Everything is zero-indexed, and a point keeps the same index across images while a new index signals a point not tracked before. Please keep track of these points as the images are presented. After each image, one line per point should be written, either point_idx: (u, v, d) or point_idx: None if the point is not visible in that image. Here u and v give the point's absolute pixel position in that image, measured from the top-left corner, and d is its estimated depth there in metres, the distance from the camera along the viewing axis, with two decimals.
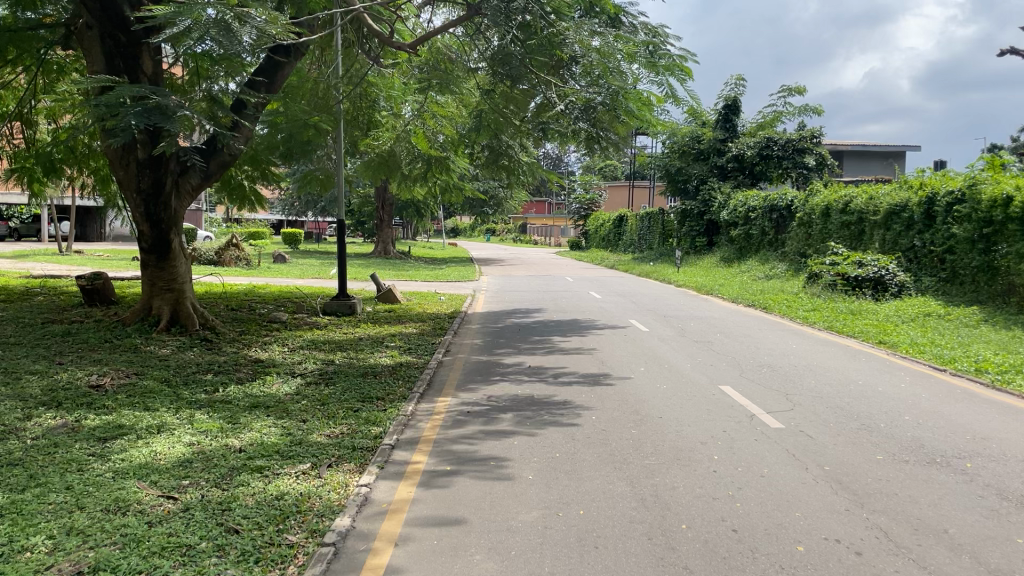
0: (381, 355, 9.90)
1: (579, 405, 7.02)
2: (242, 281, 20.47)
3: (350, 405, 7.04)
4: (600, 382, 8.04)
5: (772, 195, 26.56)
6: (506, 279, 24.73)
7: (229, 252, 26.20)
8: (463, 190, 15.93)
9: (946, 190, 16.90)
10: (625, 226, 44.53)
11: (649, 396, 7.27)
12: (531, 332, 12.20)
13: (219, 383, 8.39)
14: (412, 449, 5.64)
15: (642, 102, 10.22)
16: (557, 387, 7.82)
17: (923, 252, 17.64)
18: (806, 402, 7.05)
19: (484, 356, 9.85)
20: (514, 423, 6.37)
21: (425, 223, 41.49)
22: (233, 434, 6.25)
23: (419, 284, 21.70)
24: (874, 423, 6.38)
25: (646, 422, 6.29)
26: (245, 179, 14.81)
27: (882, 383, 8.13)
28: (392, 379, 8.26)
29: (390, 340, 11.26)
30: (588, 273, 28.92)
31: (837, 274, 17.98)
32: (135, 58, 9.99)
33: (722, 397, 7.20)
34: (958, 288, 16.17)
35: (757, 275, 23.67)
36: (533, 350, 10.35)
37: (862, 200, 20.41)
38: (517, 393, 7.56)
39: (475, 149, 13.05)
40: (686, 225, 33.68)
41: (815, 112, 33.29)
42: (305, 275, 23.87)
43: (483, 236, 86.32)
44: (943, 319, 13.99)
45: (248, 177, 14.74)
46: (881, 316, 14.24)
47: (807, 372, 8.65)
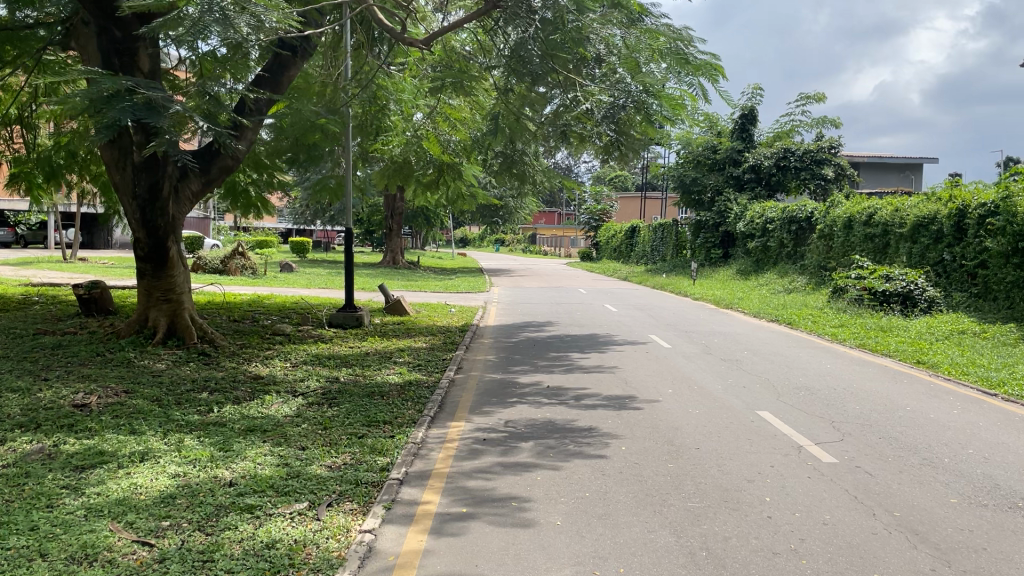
0: (389, 373, 9.29)
1: (606, 432, 6.39)
2: (247, 291, 19.93)
3: (355, 431, 6.43)
4: (626, 406, 7.39)
5: (790, 207, 25.91)
6: (517, 290, 24.15)
7: (235, 261, 25.68)
8: (476, 199, 15.32)
9: (979, 202, 16.22)
10: (637, 236, 43.96)
11: (683, 423, 6.65)
12: (548, 348, 11.56)
13: (215, 403, 7.79)
14: (422, 485, 5.02)
15: (677, 102, 9.44)
16: (580, 410, 7.20)
17: (953, 266, 16.96)
18: (856, 432, 6.40)
19: (499, 375, 9.23)
20: (536, 453, 5.74)
21: (434, 233, 41.02)
22: (224, 463, 5.63)
23: (429, 294, 21.14)
24: (937, 456, 5.72)
25: (683, 455, 5.67)
26: (250, 184, 14.24)
27: (932, 409, 7.45)
28: (401, 400, 7.65)
29: (398, 355, 10.65)
30: (601, 285, 28.34)
31: (864, 288, 17.36)
32: (131, 56, 9.43)
33: (762, 425, 6.57)
34: (991, 304, 15.46)
35: (776, 288, 23.03)
36: (551, 368, 9.72)
37: (887, 212, 19.76)
38: (536, 416, 6.93)
39: (488, 155, 12.47)
40: (701, 236, 33.06)
41: (834, 124, 32.65)
42: (313, 285, 23.39)
43: (493, 246, 85.91)
44: (979, 337, 13.26)
45: (253, 184, 14.19)
46: (913, 334, 13.53)
47: (849, 396, 7.98)
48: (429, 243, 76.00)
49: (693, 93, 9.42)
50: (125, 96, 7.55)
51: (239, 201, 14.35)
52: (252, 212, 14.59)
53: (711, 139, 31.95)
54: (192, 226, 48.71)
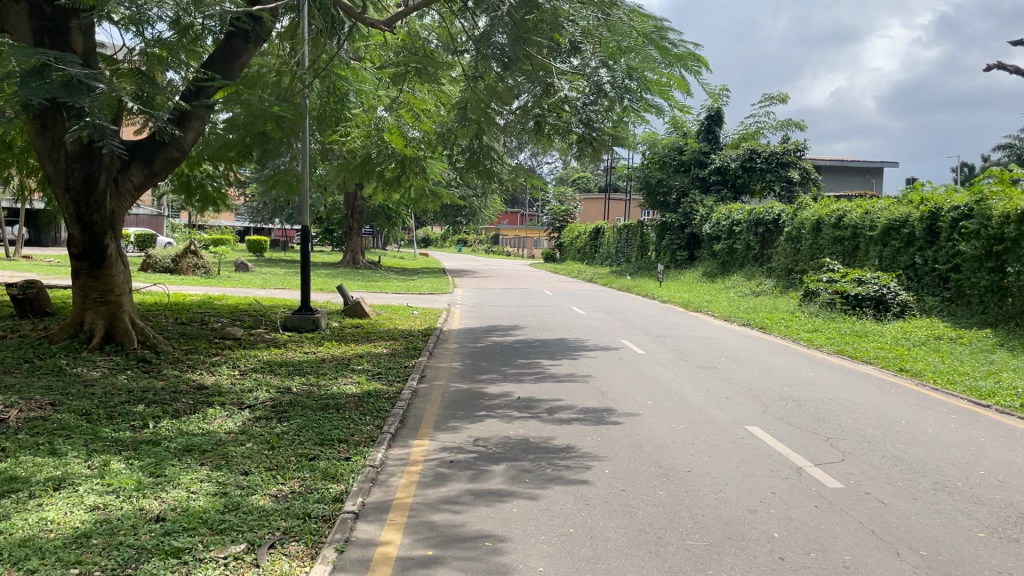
0: (346, 382, 8.59)
1: (585, 452, 5.79)
2: (198, 291, 18.96)
3: (305, 452, 5.74)
4: (605, 420, 6.80)
5: (757, 208, 25.65)
6: (482, 291, 23.46)
7: (187, 260, 24.62)
8: (440, 198, 14.69)
9: (952, 204, 15.98)
10: (601, 238, 43.62)
11: (668, 440, 6.07)
12: (517, 354, 10.92)
13: (151, 417, 7.03)
14: (381, 521, 4.36)
15: (663, 89, 9.04)
16: (555, 426, 6.59)
17: (926, 270, 16.73)
18: (856, 450, 5.88)
19: (466, 384, 8.57)
20: (509, 479, 5.12)
21: (396, 232, 40.12)
22: (153, 492, 4.91)
23: (390, 295, 20.37)
24: (949, 479, 5.21)
25: (674, 479, 5.09)
26: (206, 179, 13.37)
27: (929, 423, 6.98)
28: (358, 414, 6.96)
29: (356, 362, 9.93)
30: (567, 287, 27.79)
31: (835, 291, 17.05)
32: (63, 35, 8.58)
33: (754, 443, 6.02)
34: (965, 309, 15.23)
35: (743, 291, 22.75)
36: (521, 377, 9.10)
37: (857, 214, 19.50)
38: (507, 434, 6.30)
39: (454, 150, 11.80)
40: (666, 239, 32.75)
41: (799, 126, 32.60)
42: (268, 285, 22.46)
43: (455, 246, 85.14)
44: (957, 343, 12.99)
45: (209, 177, 13.33)
46: (890, 339, 13.20)
47: (839, 409, 7.49)
48: (390, 243, 74.87)
49: (677, 80, 8.88)
50: (40, 74, 6.81)
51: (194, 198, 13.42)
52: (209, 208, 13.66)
53: (677, 139, 31.63)
54: (145, 223, 47.17)
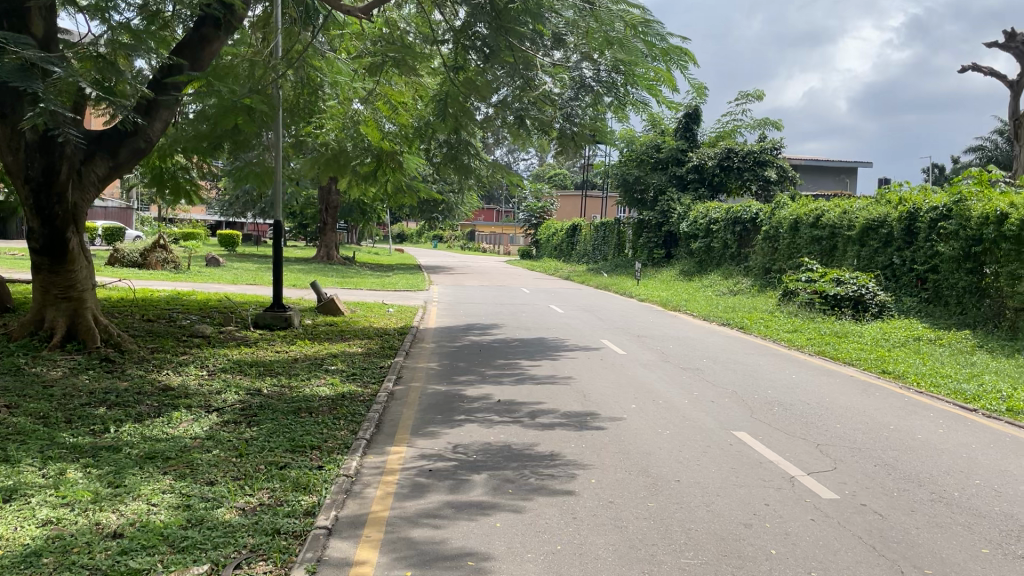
0: (319, 384, 8.28)
1: (570, 459, 5.55)
2: (167, 287, 18.46)
3: (275, 460, 5.45)
4: (587, 425, 6.56)
5: (735, 207, 25.59)
6: (458, 289, 23.17)
7: (156, 254, 24.05)
8: (418, 193, 14.38)
9: (930, 205, 15.96)
10: (577, 235, 43.45)
11: (655, 447, 5.85)
12: (495, 354, 10.67)
13: (113, 421, 6.68)
14: (356, 538, 4.10)
15: (649, 83, 8.87)
16: (537, 431, 6.34)
17: (904, 270, 16.72)
18: (848, 458, 5.71)
19: (443, 386, 8.30)
20: (491, 490, 4.87)
21: (371, 227, 39.63)
22: (110, 506, 4.59)
23: (364, 292, 20.01)
24: (945, 490, 5.04)
25: (663, 490, 4.87)
26: (178, 171, 12.98)
27: (918, 428, 6.84)
28: (332, 419, 6.67)
29: (330, 362, 9.62)
30: (544, 284, 27.56)
31: (814, 291, 16.98)
32: (22, 19, 8.19)
33: (744, 450, 5.82)
34: (943, 309, 15.23)
35: (721, 290, 22.69)
36: (500, 378, 8.85)
37: (835, 214, 19.46)
38: (488, 440, 6.05)
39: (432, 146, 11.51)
40: (643, 236, 32.64)
41: (776, 125, 32.65)
42: (239, 280, 21.96)
43: (430, 242, 84.63)
44: (936, 344, 12.95)
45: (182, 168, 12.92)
46: (870, 340, 13.13)
47: (826, 413, 7.33)
48: (364, 238, 74.15)
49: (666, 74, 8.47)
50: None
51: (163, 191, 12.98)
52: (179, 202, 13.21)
53: (654, 137, 31.50)
54: (114, 216, 46.23)
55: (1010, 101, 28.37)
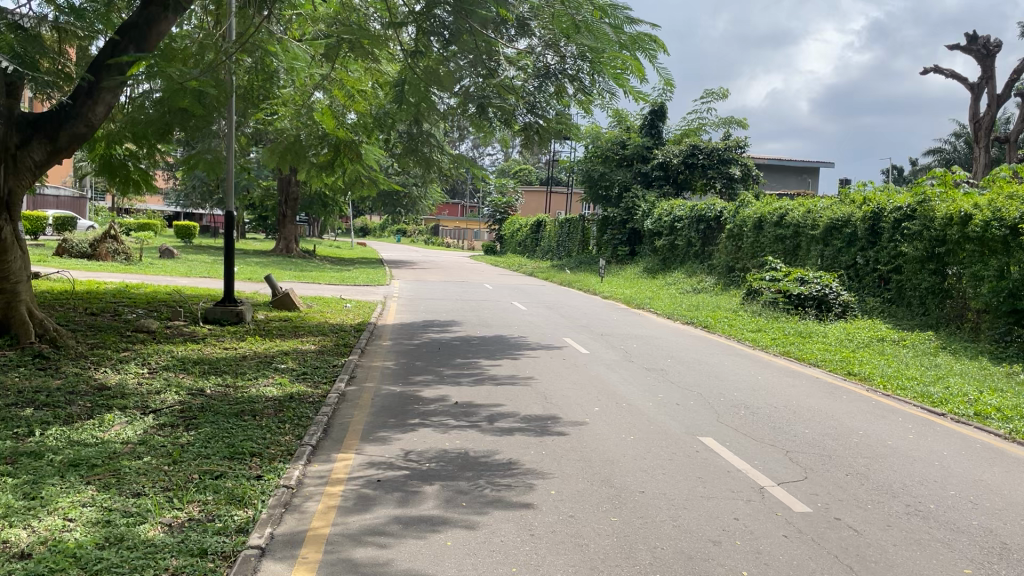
0: (267, 384, 7.85)
1: (529, 468, 5.23)
2: (115, 279, 17.75)
3: (211, 469, 5.05)
4: (548, 430, 6.24)
5: (699, 205, 25.50)
6: (419, 284, 22.74)
7: (106, 245, 23.22)
8: (378, 185, 13.94)
9: (894, 205, 15.94)
10: (542, 231, 43.19)
11: (618, 454, 5.56)
12: (454, 353, 10.30)
13: (38, 424, 6.19)
14: (291, 559, 3.73)
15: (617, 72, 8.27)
16: (495, 437, 6.01)
17: (867, 270, 16.70)
18: (819, 466, 5.47)
19: (399, 387, 7.92)
20: (443, 502, 4.53)
21: (332, 220, 38.92)
22: (20, 521, 4.14)
23: (321, 286, 19.51)
24: (920, 502, 4.82)
25: (627, 503, 4.57)
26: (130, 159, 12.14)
27: (887, 434, 6.66)
28: (277, 422, 6.27)
29: (281, 360, 9.18)
30: (507, 280, 27.23)
31: (778, 291, 16.88)
32: None
33: (711, 457, 5.55)
34: (905, 310, 15.22)
35: (684, 288, 22.57)
36: (459, 378, 8.50)
37: (799, 213, 19.41)
38: (442, 447, 5.70)
39: (392, 135, 11.12)
40: (608, 233, 32.46)
41: (740, 124, 32.68)
42: (192, 273, 21.27)
43: (394, 237, 83.82)
44: (899, 345, 12.90)
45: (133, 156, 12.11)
46: (834, 340, 13.02)
47: (795, 417, 7.11)
48: (326, 231, 73.06)
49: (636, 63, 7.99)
50: None
51: (115, 182, 12.25)
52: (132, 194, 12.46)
53: (620, 133, 31.32)
54: (67, 206, 44.81)
55: (969, 104, 28.73)
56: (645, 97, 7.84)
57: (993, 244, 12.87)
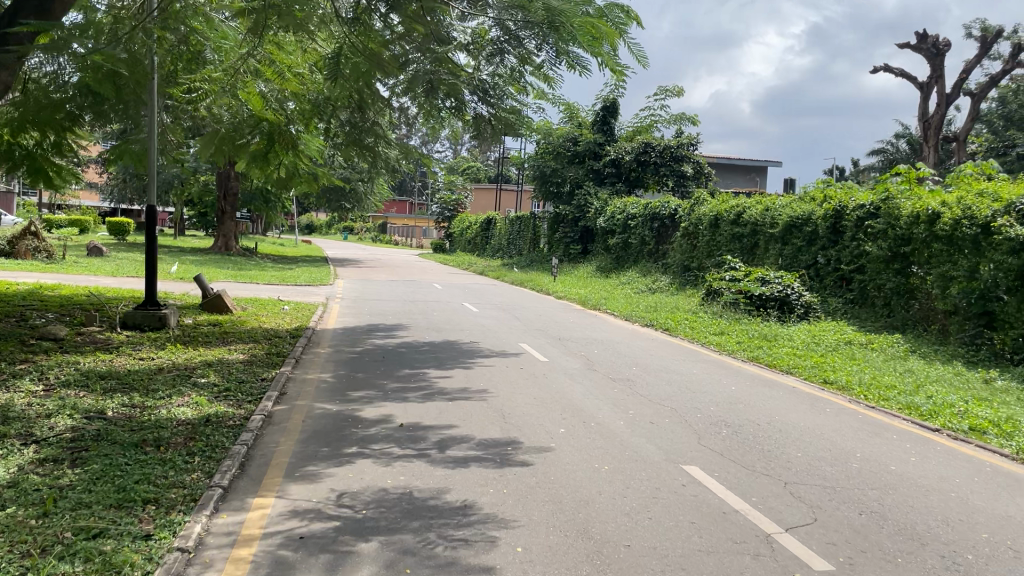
0: (180, 404, 6.76)
1: (488, 513, 4.32)
2: (28, 279, 16.21)
3: (89, 525, 4.00)
4: (510, 459, 5.33)
5: (653, 203, 24.87)
6: (364, 284, 21.63)
7: (25, 241, 21.47)
8: (318, 180, 12.85)
9: (857, 203, 15.45)
10: (492, 229, 42.25)
11: (593, 493, 4.69)
12: (400, 362, 9.32)
13: None
14: None
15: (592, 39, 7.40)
16: (446, 470, 5.08)
17: (828, 270, 16.22)
18: (827, 504, 4.69)
19: (335, 406, 6.92)
20: (383, 567, 3.60)
21: (274, 217, 37.35)
22: None
23: (258, 287, 18.25)
24: (955, 551, 4.07)
25: (610, 562, 3.71)
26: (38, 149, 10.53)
27: (888, 458, 5.94)
28: (184, 456, 5.23)
29: (202, 374, 8.06)
30: (456, 280, 26.20)
31: (738, 291, 16.23)
32: None
33: (701, 495, 4.73)
34: (869, 310, 14.75)
35: (638, 287, 21.92)
36: (405, 394, 7.52)
37: (756, 211, 18.87)
38: (383, 486, 4.75)
39: (332, 121, 10.06)
40: (559, 231, 31.70)
41: (692, 121, 32.25)
42: (118, 273, 19.75)
43: (339, 234, 81.96)
44: (868, 349, 12.33)
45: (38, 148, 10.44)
46: (801, 344, 12.42)
47: (783, 437, 6.35)
48: (269, 227, 70.91)
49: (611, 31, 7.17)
50: None
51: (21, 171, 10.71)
52: (42, 183, 10.87)
53: (571, 129, 30.60)
54: None
55: (918, 103, 28.83)
56: (623, 70, 7.09)
57: (963, 242, 12.38)
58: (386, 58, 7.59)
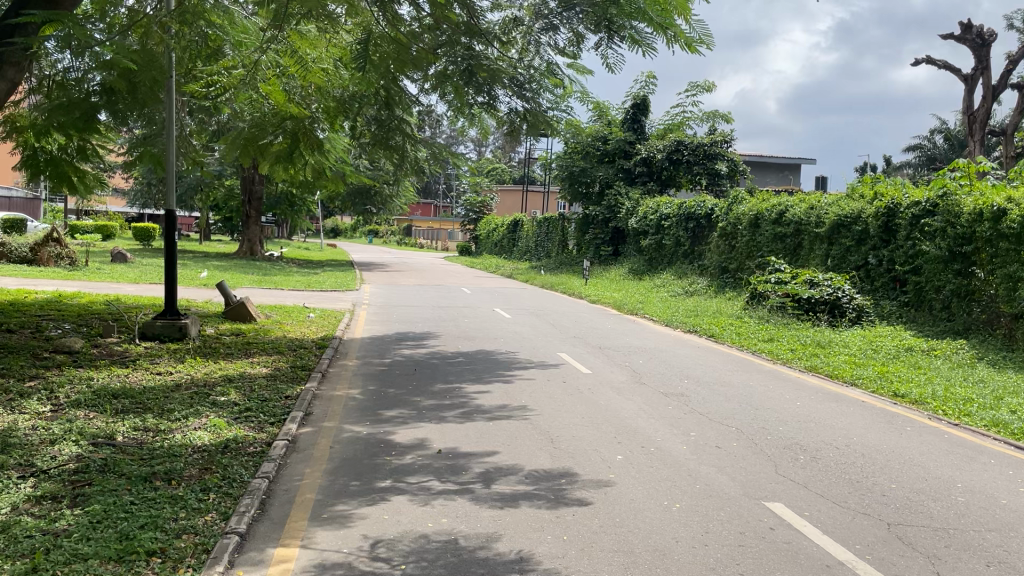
0: (196, 428, 6.15)
1: (548, 569, 3.66)
2: (49, 287, 15.82)
3: None
4: (567, 497, 4.67)
5: (688, 202, 24.07)
6: (391, 289, 21.09)
7: (49, 249, 21.21)
8: (345, 180, 12.26)
9: (911, 200, 14.60)
10: (519, 231, 41.59)
11: (668, 540, 4.02)
12: (433, 375, 8.68)
13: None
14: None
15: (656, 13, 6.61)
16: (494, 511, 4.41)
17: (880, 271, 15.37)
18: (945, 554, 3.99)
19: (365, 428, 6.28)
20: None
21: (300, 221, 36.99)
22: None
23: (284, 294, 17.71)
24: None
25: None
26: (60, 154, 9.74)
27: (995, 489, 5.19)
28: (198, 493, 4.61)
29: (221, 391, 7.46)
30: (484, 283, 25.57)
31: (785, 294, 15.43)
32: None
33: (797, 544, 4.04)
34: (926, 314, 13.88)
35: (674, 290, 21.17)
36: (442, 413, 6.87)
37: (800, 209, 18.02)
38: (423, 531, 4.10)
39: (358, 119, 9.46)
40: (589, 232, 30.96)
41: (725, 118, 31.38)
42: (141, 279, 19.35)
43: (365, 238, 81.73)
44: (930, 356, 11.49)
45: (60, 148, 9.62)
46: (858, 352, 11.61)
47: (868, 465, 5.62)
48: (295, 231, 70.81)
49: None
50: None
51: (43, 178, 9.87)
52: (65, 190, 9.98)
53: (601, 128, 29.89)
54: (19, 207, 42.00)
55: (962, 96, 27.76)
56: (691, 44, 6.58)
57: None
58: (416, 54, 6.89)
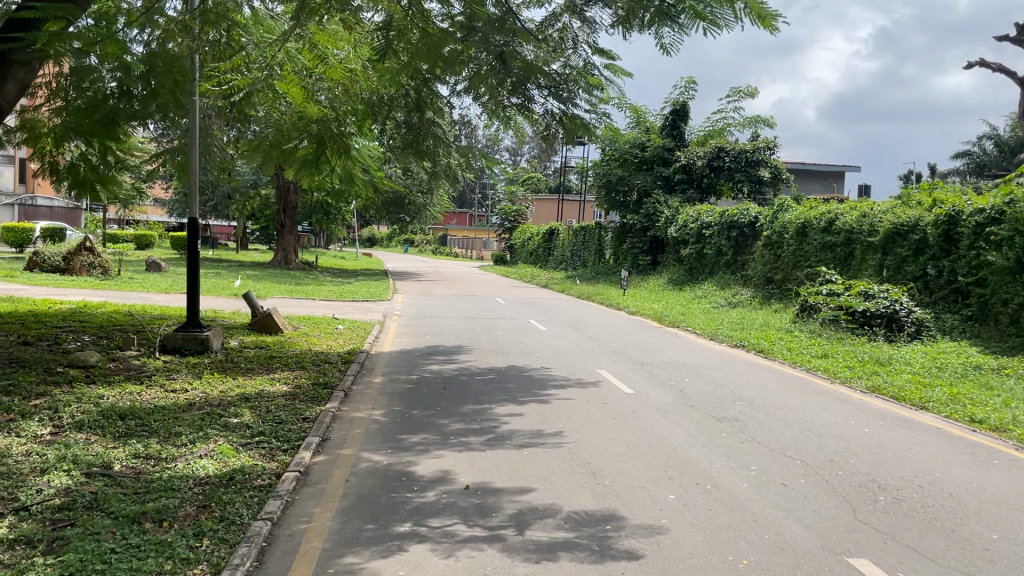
0: (201, 456, 5.58)
1: None
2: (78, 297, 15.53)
3: None
4: (612, 547, 4.00)
5: (730, 210, 23.24)
6: (424, 299, 20.58)
7: (81, 258, 20.99)
8: (376, 188, 11.74)
9: (975, 207, 13.69)
10: (555, 240, 40.94)
11: None
12: (463, 395, 8.07)
13: None
14: None
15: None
16: (527, 566, 3.76)
17: (941, 283, 14.43)
18: None
19: (386, 457, 5.68)
20: None
21: (334, 229, 36.72)
22: None
23: (315, 304, 17.26)
24: None
25: None
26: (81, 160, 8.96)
27: None
28: (190, 539, 4.01)
29: (234, 413, 6.88)
30: (520, 294, 24.93)
31: (838, 307, 14.53)
32: None
33: None
34: (992, 329, 12.95)
35: (717, 301, 20.35)
36: (471, 438, 6.25)
37: (852, 218, 17.15)
38: None
39: (385, 121, 8.89)
40: (628, 242, 30.21)
41: (768, 123, 30.48)
42: (172, 288, 19.03)
43: (401, 247, 81.60)
44: (1002, 375, 10.57)
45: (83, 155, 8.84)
46: (921, 370, 10.74)
47: (961, 509, 4.86)
48: (332, 240, 70.90)
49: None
50: None
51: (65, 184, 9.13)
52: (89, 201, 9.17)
53: (640, 135, 29.16)
54: (60, 216, 42.33)
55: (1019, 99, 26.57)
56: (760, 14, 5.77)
57: None
58: None
